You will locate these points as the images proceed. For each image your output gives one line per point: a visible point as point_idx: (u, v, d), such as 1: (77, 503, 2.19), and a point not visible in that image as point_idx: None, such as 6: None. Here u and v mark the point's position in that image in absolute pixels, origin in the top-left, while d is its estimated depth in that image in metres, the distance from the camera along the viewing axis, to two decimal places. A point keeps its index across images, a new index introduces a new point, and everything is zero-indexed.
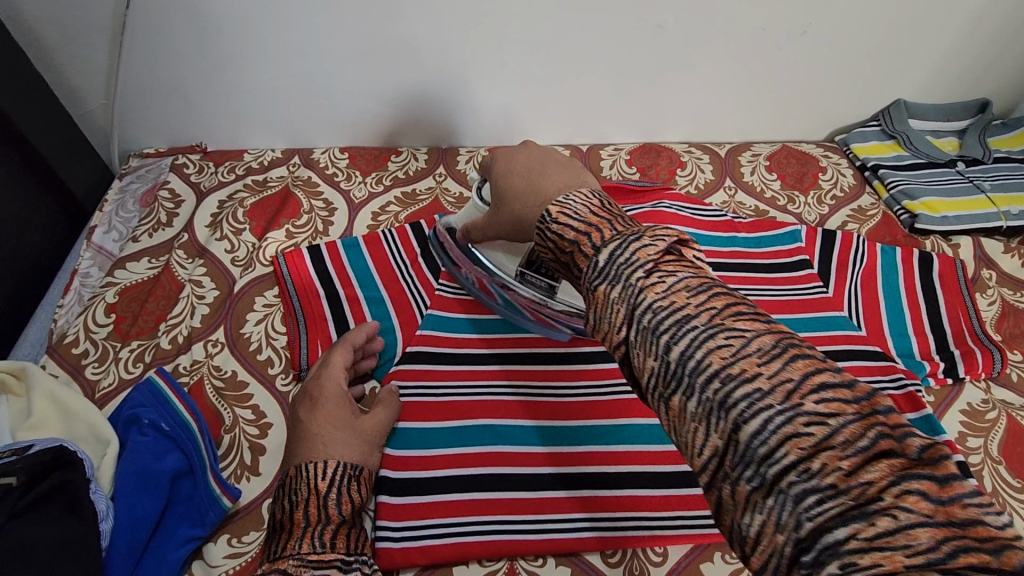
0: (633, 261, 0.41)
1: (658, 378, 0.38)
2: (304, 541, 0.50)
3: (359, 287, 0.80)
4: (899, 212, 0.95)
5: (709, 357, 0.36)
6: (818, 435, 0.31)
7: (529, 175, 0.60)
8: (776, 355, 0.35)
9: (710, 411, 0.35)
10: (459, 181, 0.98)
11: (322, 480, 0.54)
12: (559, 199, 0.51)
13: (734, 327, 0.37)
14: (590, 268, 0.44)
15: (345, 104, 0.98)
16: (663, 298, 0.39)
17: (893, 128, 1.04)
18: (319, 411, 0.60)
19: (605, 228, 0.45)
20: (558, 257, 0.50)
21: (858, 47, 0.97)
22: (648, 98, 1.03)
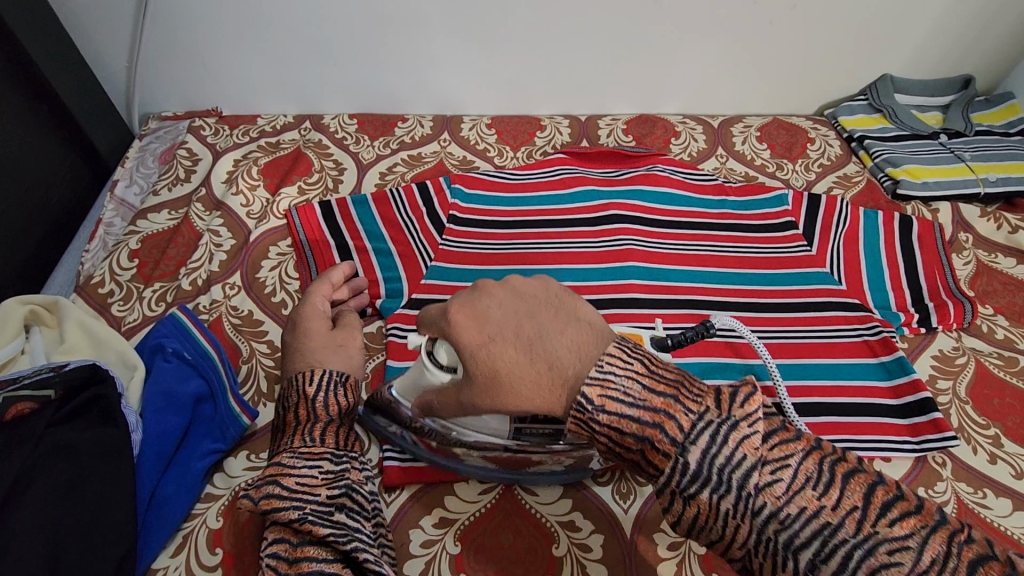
0: (740, 459, 0.37)
1: (736, 532, 0.37)
2: (297, 438, 0.54)
3: (367, 240, 0.85)
4: (883, 179, 1.00)
5: (777, 505, 0.36)
6: (906, 563, 0.33)
7: (520, 341, 0.44)
8: (831, 482, 0.36)
9: (788, 557, 0.36)
10: (462, 146, 1.03)
11: (313, 385, 0.58)
12: (593, 371, 0.41)
13: (775, 457, 0.37)
14: (677, 472, 0.38)
15: (356, 71, 1.03)
16: (729, 451, 0.37)
17: (880, 101, 1.08)
18: (306, 333, 0.64)
19: (678, 413, 0.39)
20: (616, 448, 0.42)
21: (847, 24, 1.01)
22: (645, 70, 1.07)
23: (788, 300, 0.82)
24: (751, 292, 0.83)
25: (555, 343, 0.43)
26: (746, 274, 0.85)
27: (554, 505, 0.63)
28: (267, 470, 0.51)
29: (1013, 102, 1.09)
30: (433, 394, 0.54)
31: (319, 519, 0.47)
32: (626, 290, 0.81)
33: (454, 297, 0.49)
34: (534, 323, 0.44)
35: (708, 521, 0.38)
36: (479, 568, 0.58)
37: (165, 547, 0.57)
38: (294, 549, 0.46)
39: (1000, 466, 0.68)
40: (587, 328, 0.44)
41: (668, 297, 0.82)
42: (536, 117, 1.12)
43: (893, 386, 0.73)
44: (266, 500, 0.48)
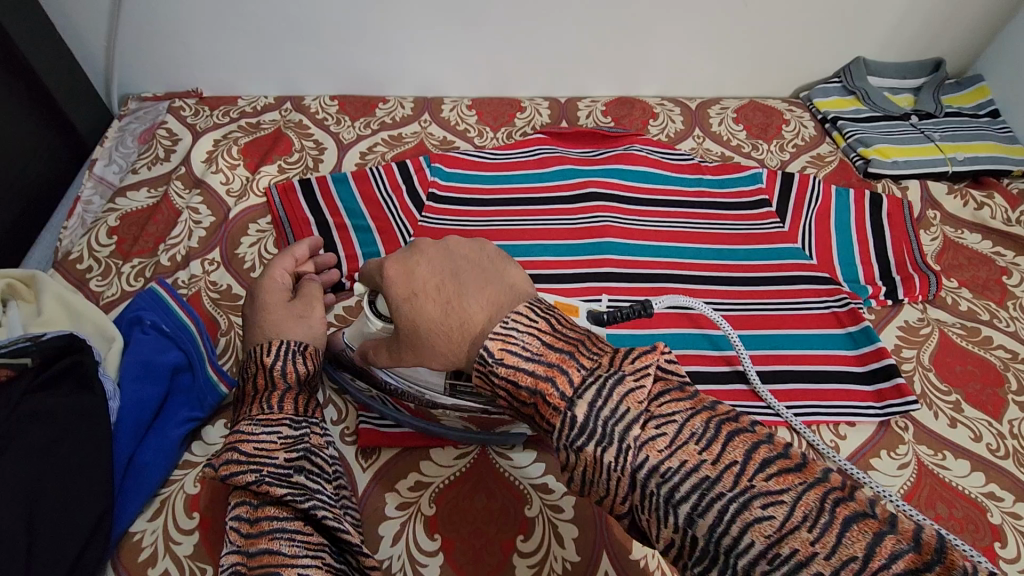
0: (623, 413, 0.39)
1: (618, 487, 0.38)
2: (256, 406, 0.55)
3: (347, 218, 0.86)
4: (855, 158, 1.02)
5: (658, 459, 0.37)
6: (778, 518, 0.34)
7: (439, 298, 0.49)
8: (714, 439, 0.37)
9: (668, 511, 0.36)
10: (443, 127, 1.03)
11: (269, 355, 0.58)
12: (498, 325, 0.45)
13: (663, 413, 0.39)
14: (567, 427, 0.40)
15: (337, 53, 1.03)
16: (613, 404, 0.39)
17: (854, 83, 1.10)
18: (261, 301, 0.65)
19: (571, 368, 0.41)
20: (513, 403, 0.44)
21: (821, 6, 1.03)
22: (624, 51, 1.08)
23: (759, 274, 0.84)
24: (724, 266, 0.85)
25: (469, 297, 0.48)
26: (720, 249, 0.87)
27: (529, 469, 0.64)
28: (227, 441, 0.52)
29: (983, 84, 1.12)
30: (370, 345, 0.57)
31: (275, 479, 0.48)
32: (600, 264, 0.83)
33: (391, 256, 0.54)
34: (455, 278, 0.50)
35: (595, 477, 0.39)
36: (454, 529, 0.59)
37: (142, 512, 0.58)
38: (254, 510, 0.47)
39: (959, 429, 0.71)
40: (505, 290, 0.48)
41: (643, 272, 0.83)
42: (516, 99, 1.12)
43: (859, 355, 0.76)
44: (223, 466, 0.49)
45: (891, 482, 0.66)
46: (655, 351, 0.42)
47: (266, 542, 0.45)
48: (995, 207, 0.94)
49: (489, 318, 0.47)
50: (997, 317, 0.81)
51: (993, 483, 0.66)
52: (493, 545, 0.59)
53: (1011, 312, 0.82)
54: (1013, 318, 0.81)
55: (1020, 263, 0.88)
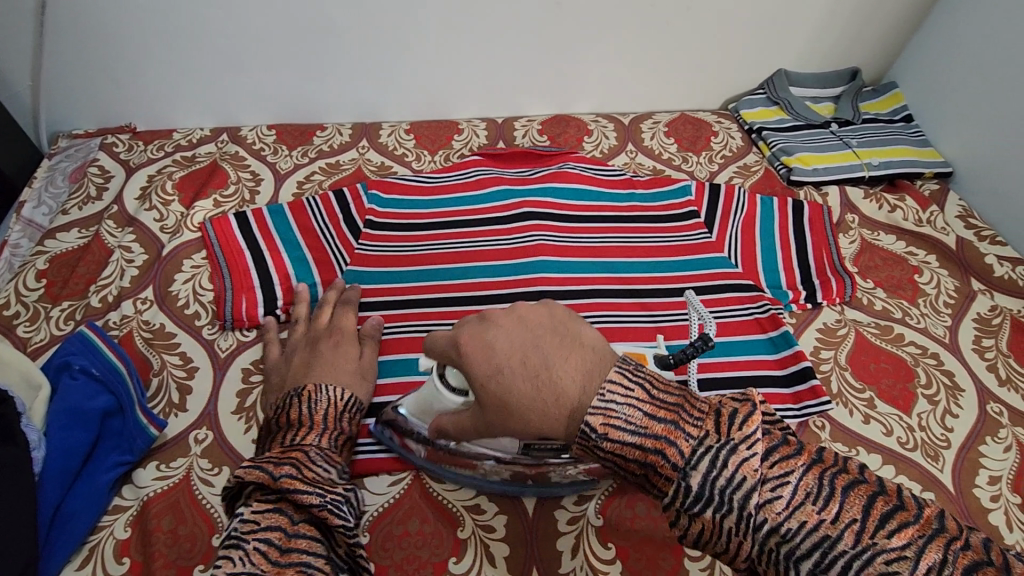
0: (739, 479, 0.39)
1: (739, 547, 0.39)
2: (322, 439, 0.60)
3: (283, 249, 0.87)
4: (779, 167, 1.07)
5: (778, 521, 0.37)
6: (903, 573, 0.35)
7: (527, 372, 0.46)
8: (831, 496, 0.38)
9: (789, 568, 0.37)
10: (380, 153, 1.05)
11: (339, 402, 0.65)
12: (597, 400, 0.43)
13: (775, 474, 0.39)
14: (680, 494, 0.40)
15: (272, 83, 1.04)
16: (728, 471, 0.39)
17: (776, 95, 1.15)
18: (334, 348, 0.71)
19: (681, 439, 0.40)
20: (617, 467, 0.44)
21: (738, 23, 1.08)
22: (556, 71, 1.11)
23: (686, 285, 0.87)
24: (654, 279, 0.88)
25: (559, 367, 0.45)
26: (650, 262, 0.90)
27: (460, 491, 0.66)
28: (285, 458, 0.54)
29: (897, 90, 1.19)
30: (447, 419, 0.57)
31: (335, 508, 0.51)
32: (534, 283, 0.85)
33: (464, 328, 0.52)
34: (537, 350, 0.47)
35: (711, 537, 0.40)
36: (388, 555, 0.61)
37: (71, 560, 0.58)
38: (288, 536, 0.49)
39: (872, 425, 0.75)
40: (589, 355, 0.46)
41: (575, 288, 0.86)
42: (454, 121, 1.14)
43: (779, 358, 0.79)
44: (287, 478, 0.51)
45: None
46: (754, 408, 0.41)
47: (292, 572, 0.46)
48: (907, 208, 1.00)
49: (583, 388, 0.44)
50: (909, 314, 0.86)
51: (903, 475, 0.70)
52: (424, 569, 0.61)
53: (922, 309, 0.87)
54: (923, 315, 0.86)
55: (931, 261, 0.93)
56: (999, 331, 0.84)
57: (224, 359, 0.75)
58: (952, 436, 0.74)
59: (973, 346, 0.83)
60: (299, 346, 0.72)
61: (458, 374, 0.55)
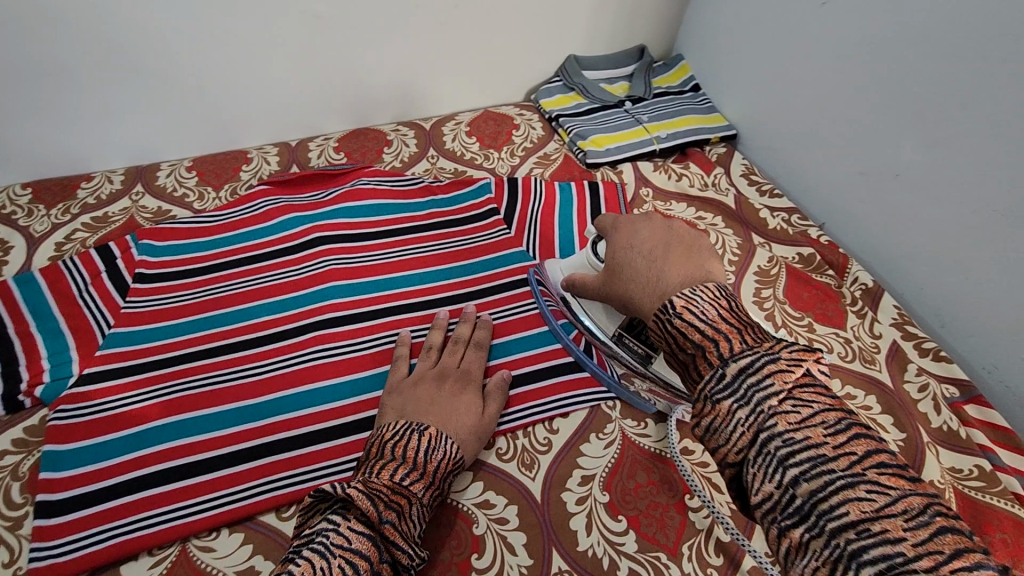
0: (766, 385, 0.47)
1: (739, 440, 0.47)
2: (425, 492, 0.58)
3: (34, 323, 0.77)
4: (576, 151, 1.08)
5: (786, 427, 0.45)
6: (878, 501, 0.40)
7: (648, 254, 0.61)
8: (842, 431, 0.44)
9: (776, 469, 0.44)
10: (157, 197, 0.97)
11: (452, 458, 0.62)
12: (685, 291, 0.55)
13: (803, 397, 0.47)
14: (714, 379, 0.49)
15: (15, 141, 0.93)
16: (761, 376, 0.47)
17: (571, 80, 1.17)
18: (459, 396, 0.69)
19: (734, 339, 0.50)
20: (673, 349, 0.54)
21: (514, 15, 1.08)
22: (342, 86, 1.07)
23: (485, 286, 0.87)
24: (449, 287, 0.87)
25: (673, 264, 0.59)
26: (450, 269, 0.89)
27: (231, 557, 0.62)
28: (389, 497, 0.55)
29: (683, 62, 1.24)
30: (576, 275, 0.73)
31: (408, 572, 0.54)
32: (321, 312, 0.81)
33: (625, 216, 0.69)
34: (668, 248, 0.61)
35: (721, 425, 0.48)
36: None
37: None
38: None
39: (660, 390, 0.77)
40: (699, 269, 0.58)
41: (371, 310, 0.83)
42: (243, 151, 1.07)
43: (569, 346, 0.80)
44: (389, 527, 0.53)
45: (597, 465, 0.69)
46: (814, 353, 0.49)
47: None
48: (692, 175, 1.04)
49: (680, 281, 0.57)
50: None
51: (687, 438, 0.73)
52: None
53: None
54: None
55: (717, 223, 0.97)
56: (776, 280, 0.90)
57: None
58: None
59: (754, 298, 0.88)
60: (429, 381, 0.70)
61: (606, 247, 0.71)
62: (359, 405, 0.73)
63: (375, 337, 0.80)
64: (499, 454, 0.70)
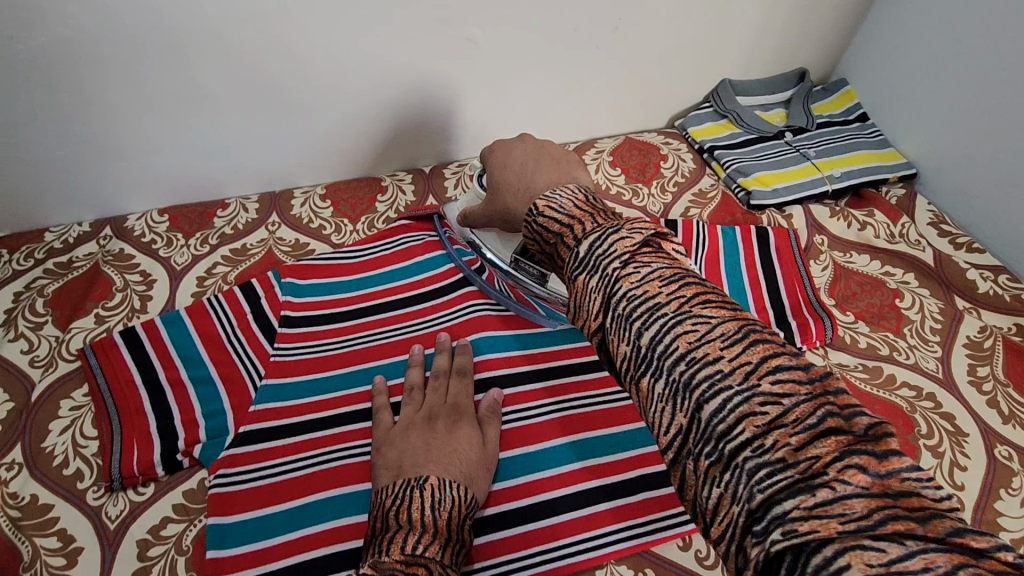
0: (612, 251, 0.44)
1: (592, 304, 0.44)
2: (444, 552, 0.51)
3: (184, 371, 0.73)
4: (737, 190, 0.98)
5: (628, 286, 0.42)
6: (703, 329, 0.39)
7: (522, 172, 0.64)
8: (676, 280, 0.42)
9: (629, 325, 0.41)
10: (293, 228, 0.92)
11: (462, 502, 0.57)
12: (547, 193, 0.53)
13: (773, 390, 0.36)
14: (572, 259, 0.46)
15: (156, 166, 0.89)
16: (607, 246, 0.44)
17: (724, 107, 1.06)
18: (454, 431, 0.65)
19: (587, 220, 0.48)
20: (542, 247, 0.52)
21: (670, 37, 0.98)
22: (481, 111, 1.00)
23: None
24: None
25: (539, 176, 0.61)
26: None
27: None
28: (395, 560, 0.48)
29: (847, 87, 1.11)
30: (466, 209, 0.77)
31: None
32: (483, 370, 0.76)
33: (498, 142, 0.70)
34: (536, 162, 0.63)
35: (584, 299, 0.45)
36: None
37: None
38: None
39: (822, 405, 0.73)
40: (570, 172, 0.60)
41: (534, 368, 0.76)
42: (375, 179, 1.01)
43: None
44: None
45: None
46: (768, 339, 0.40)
47: None
48: (877, 224, 0.92)
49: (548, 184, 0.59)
50: (896, 350, 0.78)
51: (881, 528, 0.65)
52: None
53: (909, 341, 0.79)
54: (912, 347, 0.79)
55: (910, 280, 0.86)
56: (992, 357, 0.77)
57: (114, 532, 0.61)
58: (964, 496, 0.66)
59: (969, 379, 0.76)
60: (422, 426, 0.65)
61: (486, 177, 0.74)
62: (552, 481, 0.67)
63: (544, 404, 0.73)
64: (699, 558, 0.63)
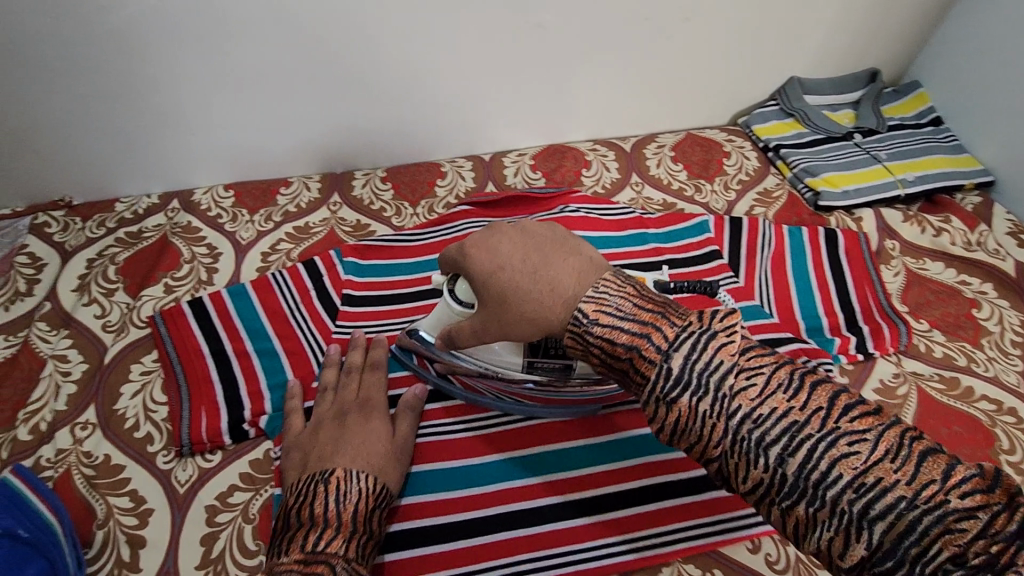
0: (717, 365, 0.46)
1: (711, 433, 0.46)
2: (348, 546, 0.55)
3: (249, 343, 0.74)
4: (804, 190, 0.95)
5: (751, 406, 0.45)
6: (863, 452, 0.42)
7: (526, 265, 0.56)
8: (800, 388, 0.45)
9: (758, 453, 0.44)
10: (354, 209, 0.92)
11: (371, 493, 0.59)
12: (590, 292, 0.53)
13: (855, 429, 0.43)
14: (662, 377, 0.47)
15: (225, 142, 0.91)
16: (707, 357, 0.47)
17: (791, 105, 1.03)
18: (365, 425, 0.64)
19: (664, 326, 0.49)
20: (606, 359, 0.52)
21: (742, 31, 0.96)
22: (545, 100, 0.99)
23: None
24: None
25: (557, 266, 0.55)
26: None
27: None
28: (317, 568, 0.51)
29: (922, 89, 1.07)
30: (452, 327, 0.62)
31: None
32: None
33: (470, 237, 0.61)
34: (538, 251, 0.56)
35: (689, 423, 0.47)
36: None
37: None
38: None
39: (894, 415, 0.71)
40: (588, 262, 0.56)
41: None
42: (435, 164, 1.01)
43: None
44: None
45: None
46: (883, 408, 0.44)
47: None
48: (954, 231, 0.89)
49: (577, 278, 0.55)
50: (974, 361, 0.76)
51: None
52: None
53: (988, 353, 0.76)
54: (991, 359, 0.76)
55: (987, 291, 0.83)
56: None
57: (183, 496, 0.63)
58: None
59: None
60: (335, 421, 0.64)
61: (466, 287, 0.62)
62: (616, 475, 0.68)
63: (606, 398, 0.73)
64: (768, 561, 0.63)
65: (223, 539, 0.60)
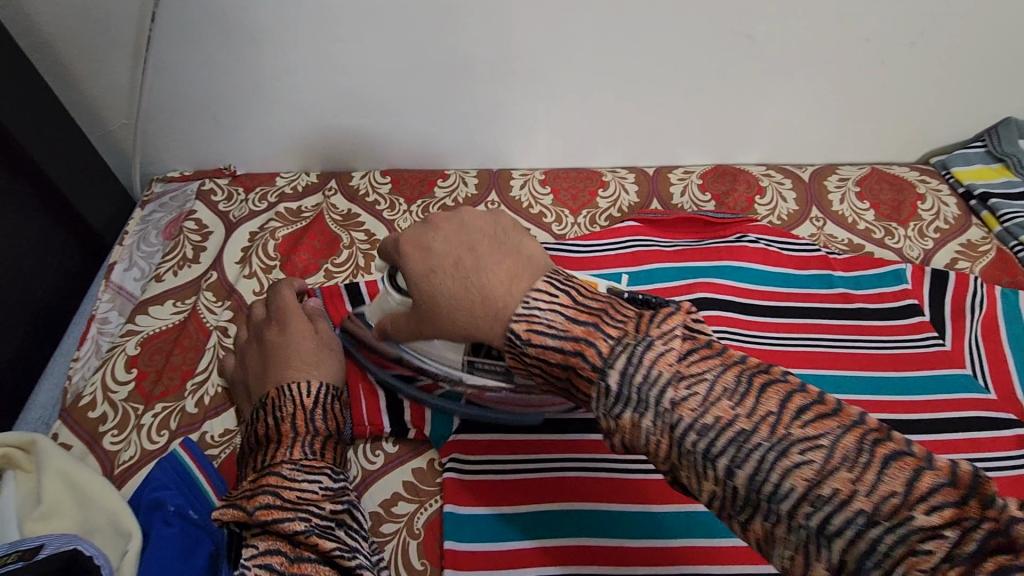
0: (654, 376, 0.39)
1: (658, 448, 0.39)
2: (295, 450, 0.53)
3: None
4: (1017, 248, 0.85)
5: (694, 418, 0.37)
6: (815, 461, 0.34)
7: (458, 273, 0.46)
8: (747, 392, 0.37)
9: (705, 466, 0.37)
10: (513, 211, 0.89)
11: (308, 398, 0.57)
12: (519, 306, 0.43)
13: (808, 436, 0.35)
14: (602, 396, 0.40)
15: (392, 129, 0.88)
16: (645, 369, 0.39)
17: (1001, 149, 0.91)
18: (279, 332, 0.62)
19: (597, 339, 0.41)
20: (547, 379, 0.44)
21: (971, 63, 0.84)
22: (728, 120, 0.91)
23: (943, 417, 0.67)
24: (896, 407, 0.68)
25: (489, 271, 0.45)
26: (874, 380, 0.70)
27: None
28: (268, 480, 0.50)
29: None
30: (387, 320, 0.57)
31: (322, 531, 0.48)
32: None
33: (405, 231, 0.52)
34: (472, 250, 0.47)
35: (634, 440, 0.40)
36: None
37: None
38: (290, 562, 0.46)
39: None
40: (523, 261, 0.46)
41: None
42: (596, 171, 0.96)
43: None
44: (264, 509, 0.48)
45: None
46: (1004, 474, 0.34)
47: None
48: None
49: (510, 280, 0.45)
50: None
51: None
52: None
53: None
54: None
55: None
56: None
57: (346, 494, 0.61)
58: None
59: None
60: (251, 347, 0.64)
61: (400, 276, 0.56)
62: None
63: None
64: None
65: (388, 552, 0.58)
